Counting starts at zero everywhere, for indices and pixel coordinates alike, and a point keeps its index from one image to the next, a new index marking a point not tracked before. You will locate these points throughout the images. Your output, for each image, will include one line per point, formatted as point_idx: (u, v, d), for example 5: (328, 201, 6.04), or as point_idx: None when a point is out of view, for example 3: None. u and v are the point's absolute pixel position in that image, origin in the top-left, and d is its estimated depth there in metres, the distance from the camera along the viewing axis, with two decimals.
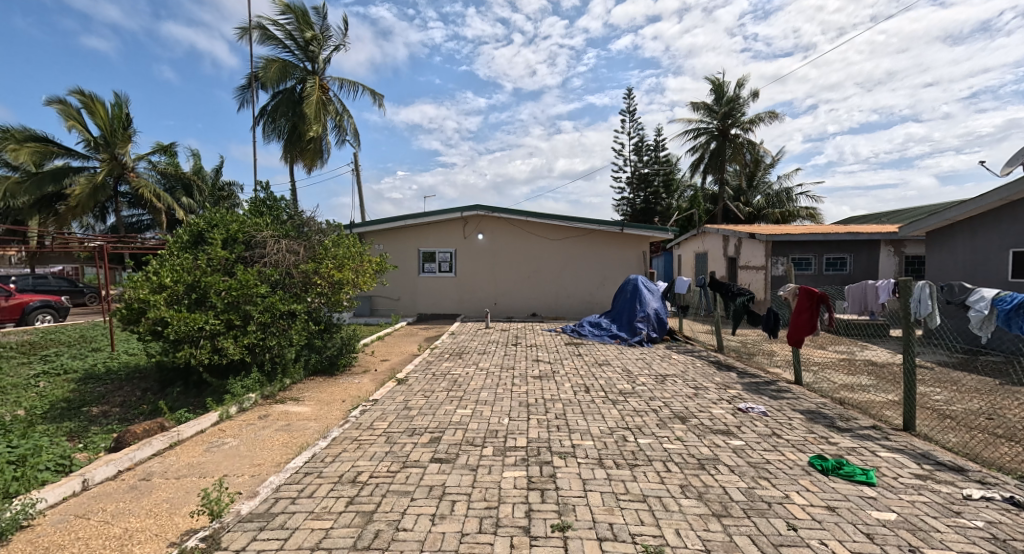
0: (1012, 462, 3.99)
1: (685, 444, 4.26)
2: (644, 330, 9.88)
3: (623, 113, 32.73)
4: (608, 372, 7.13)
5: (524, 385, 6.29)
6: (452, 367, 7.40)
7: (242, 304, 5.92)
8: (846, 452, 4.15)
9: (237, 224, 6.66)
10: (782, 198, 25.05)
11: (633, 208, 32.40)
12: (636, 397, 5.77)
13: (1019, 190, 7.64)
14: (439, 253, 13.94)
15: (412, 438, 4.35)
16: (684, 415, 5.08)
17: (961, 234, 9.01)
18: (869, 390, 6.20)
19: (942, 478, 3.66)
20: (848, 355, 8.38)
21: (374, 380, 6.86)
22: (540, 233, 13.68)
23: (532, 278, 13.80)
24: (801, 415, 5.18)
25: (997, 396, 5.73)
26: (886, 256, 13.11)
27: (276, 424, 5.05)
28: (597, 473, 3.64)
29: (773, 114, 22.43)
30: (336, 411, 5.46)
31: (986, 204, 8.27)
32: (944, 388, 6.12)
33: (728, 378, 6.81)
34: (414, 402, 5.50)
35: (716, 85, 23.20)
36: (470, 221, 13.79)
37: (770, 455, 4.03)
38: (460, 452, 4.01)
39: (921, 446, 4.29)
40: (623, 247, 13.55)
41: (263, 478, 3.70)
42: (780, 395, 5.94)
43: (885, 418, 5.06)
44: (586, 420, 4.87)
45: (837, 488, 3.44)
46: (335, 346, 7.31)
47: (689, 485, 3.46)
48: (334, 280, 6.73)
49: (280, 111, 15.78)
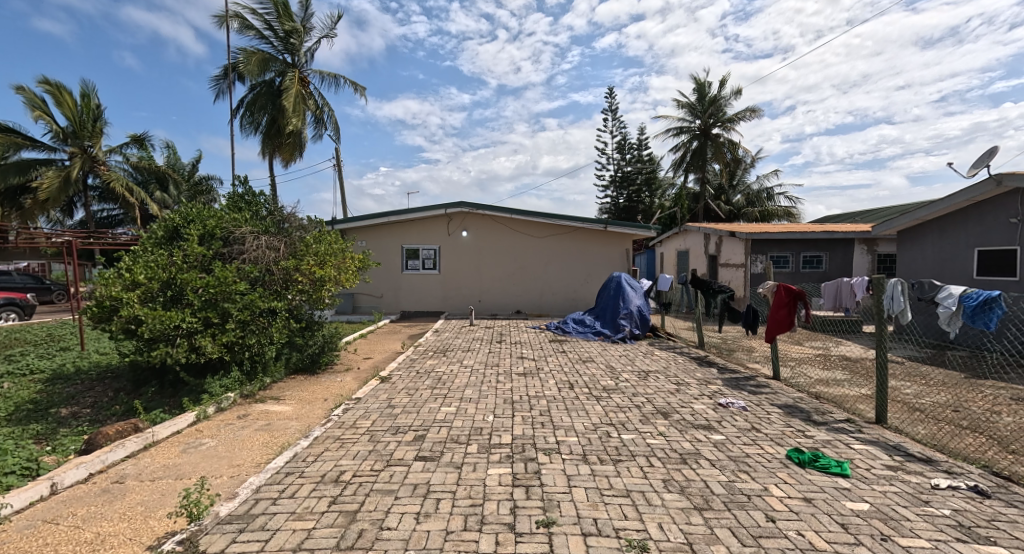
0: (977, 451, 4.15)
1: (668, 439, 4.32)
2: (627, 327, 9.98)
3: (606, 112, 32.88)
4: (592, 368, 7.19)
5: (509, 382, 6.31)
6: (437, 364, 7.37)
7: (220, 302, 5.81)
8: (822, 444, 4.26)
9: (214, 220, 6.52)
10: (761, 197, 25.63)
11: (615, 206, 32.67)
12: (619, 393, 5.84)
13: (983, 191, 7.92)
14: (423, 250, 13.84)
15: (396, 437, 4.31)
16: (666, 411, 5.16)
17: (931, 233, 9.31)
18: (843, 384, 6.38)
19: (911, 469, 3.79)
20: (823, 350, 8.61)
21: (357, 378, 6.79)
22: (525, 230, 13.69)
23: (517, 275, 13.80)
24: (780, 409, 5.29)
25: (963, 389, 5.95)
26: (860, 255, 13.47)
27: (256, 423, 4.97)
28: (582, 469, 3.67)
29: (753, 113, 22.80)
30: (319, 410, 5.40)
31: (953, 205, 8.56)
32: (913, 382, 6.33)
33: (709, 374, 6.94)
34: (399, 400, 5.47)
35: (698, 85, 23.49)
36: (454, 218, 13.72)
37: (749, 449, 4.12)
38: (444, 450, 4.00)
39: (892, 438, 4.43)
40: (607, 244, 13.65)
41: (243, 479, 3.63)
42: (759, 390, 6.07)
43: (859, 412, 5.21)
44: (571, 417, 4.90)
45: (813, 479, 3.54)
46: (317, 344, 7.24)
47: (672, 479, 3.52)
48: (315, 277, 6.62)
49: (259, 104, 15.48)
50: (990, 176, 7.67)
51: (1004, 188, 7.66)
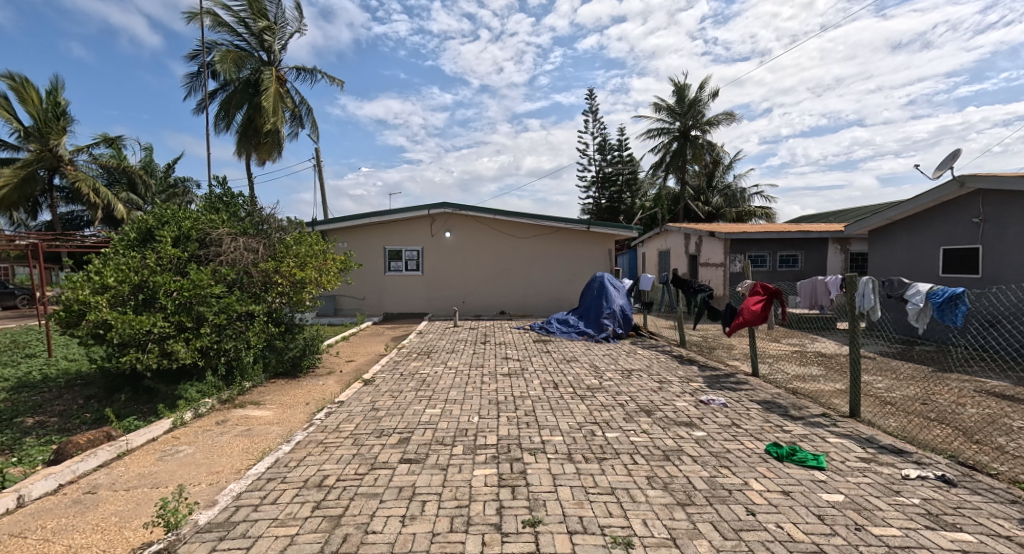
0: (945, 443, 4.31)
1: (652, 436, 4.41)
2: (611, 326, 10.10)
3: (587, 113, 33.24)
4: (577, 368, 7.27)
5: (493, 383, 6.33)
6: (420, 366, 7.33)
7: (195, 305, 5.70)
8: (799, 439, 4.40)
9: (190, 221, 6.42)
10: (738, 198, 26.16)
11: (597, 207, 33.02)
12: (603, 392, 5.92)
13: (948, 192, 8.22)
14: (406, 251, 13.77)
15: (380, 439, 4.31)
16: (649, 409, 5.25)
17: (900, 233, 9.64)
18: (819, 380, 6.57)
19: (883, 460, 3.94)
20: (800, 347, 8.85)
21: (339, 381, 6.74)
22: (509, 231, 13.74)
23: (501, 276, 13.85)
24: (759, 405, 5.43)
25: (931, 382, 6.18)
26: (834, 254, 13.80)
27: (236, 429, 4.91)
28: (567, 468, 3.72)
29: (731, 115, 23.26)
30: (300, 414, 5.36)
31: (919, 205, 8.88)
32: (884, 376, 6.56)
33: (691, 371, 7.07)
34: (382, 403, 5.43)
35: (678, 87, 23.87)
36: (438, 219, 13.70)
37: (730, 444, 4.23)
38: (429, 452, 4.01)
39: (865, 431, 4.58)
40: (591, 245, 13.76)
41: (222, 486, 3.59)
42: (739, 387, 6.22)
43: (834, 406, 5.38)
44: (556, 416, 4.96)
45: (791, 473, 3.66)
46: (298, 347, 7.17)
47: (655, 476, 3.59)
48: (295, 279, 6.55)
49: (234, 102, 15.20)
50: (953, 177, 7.96)
51: (967, 189, 7.97)
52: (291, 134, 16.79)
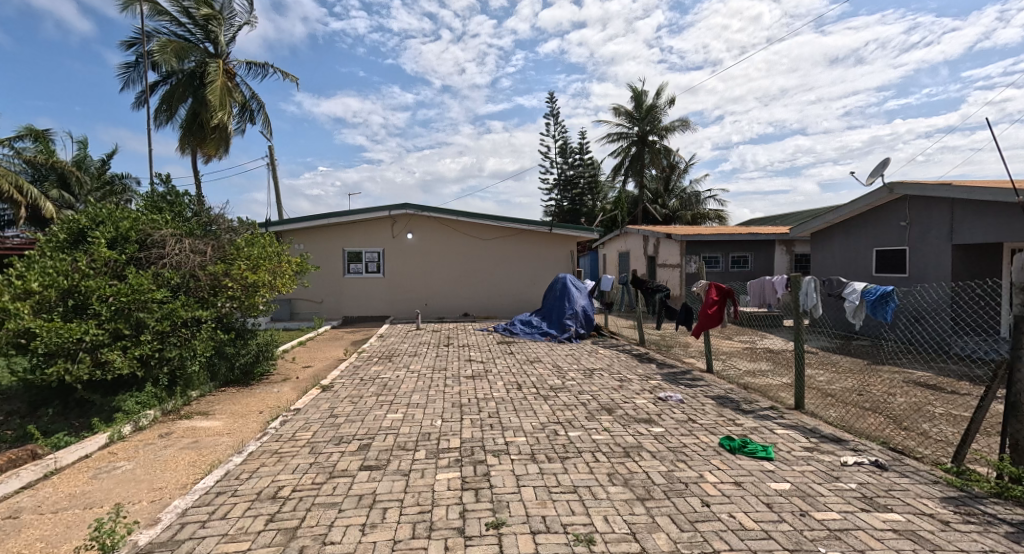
0: (879, 430, 4.66)
1: (612, 434, 4.55)
2: (573, 327, 10.28)
3: (549, 117, 33.66)
4: (540, 368, 7.38)
5: (456, 386, 6.35)
6: (382, 371, 7.26)
7: (133, 311, 5.44)
8: (749, 431, 4.64)
9: (129, 221, 6.09)
10: (693, 201, 27.11)
11: (559, 209, 33.47)
12: (566, 392, 6.05)
13: (879, 198, 8.84)
14: (366, 253, 13.56)
15: (339, 447, 4.26)
16: (610, 407, 5.41)
17: (837, 235, 10.29)
18: (768, 374, 6.94)
19: (824, 449, 4.22)
20: (750, 343, 9.30)
21: (295, 388, 6.60)
22: (472, 233, 13.76)
23: (464, 278, 13.85)
24: (713, 400, 5.68)
25: (867, 374, 6.65)
26: (780, 255, 14.57)
27: (181, 442, 4.73)
28: (530, 468, 3.80)
29: (686, 122, 24.10)
30: (253, 424, 5.21)
31: (854, 210, 9.51)
32: (825, 369, 7.00)
33: (650, 369, 7.32)
34: (341, 409, 5.36)
35: (636, 93, 24.55)
36: (399, 220, 13.57)
37: (686, 439, 4.42)
38: (390, 457, 4.00)
39: (808, 422, 4.89)
40: (553, 246, 13.95)
41: (165, 503, 3.47)
42: (695, 383, 6.49)
43: (781, 399, 5.70)
44: (519, 417, 5.04)
45: (742, 464, 3.87)
46: (250, 354, 6.99)
47: (616, 472, 3.72)
48: (248, 283, 6.39)
49: (176, 95, 14.55)
50: (883, 184, 8.58)
51: (895, 195, 8.60)
52: (239, 129, 16.23)
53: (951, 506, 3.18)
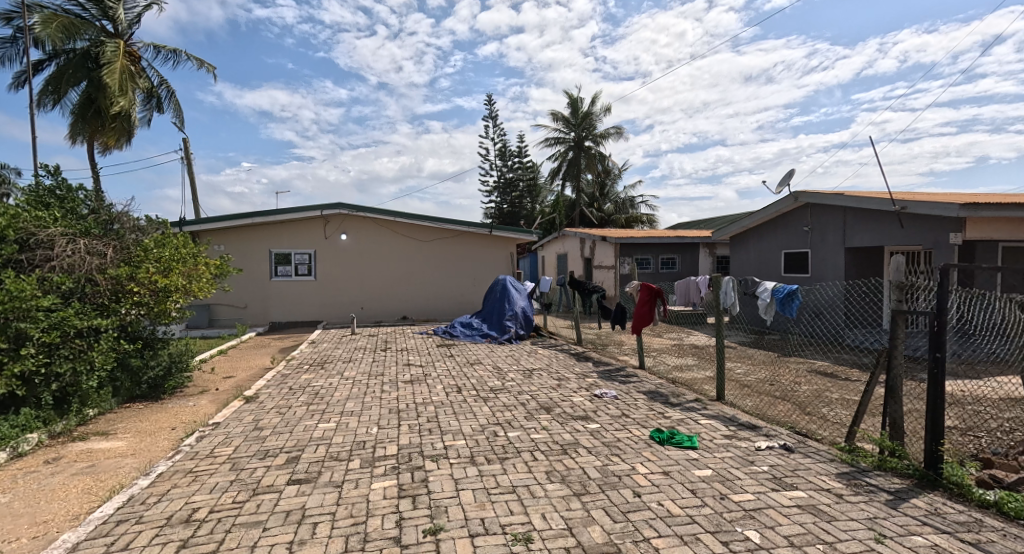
0: (788, 416, 5.15)
1: (550, 432, 4.71)
2: (513, 328, 10.43)
3: (488, 119, 33.86)
4: (479, 370, 7.45)
5: (394, 391, 6.27)
6: (313, 379, 7.02)
7: (11, 323, 4.66)
8: (677, 423, 4.97)
9: (6, 218, 5.29)
10: (627, 206, 28.25)
11: (499, 212, 33.71)
12: (505, 393, 6.15)
13: (786, 205, 9.71)
14: (295, 254, 13.03)
15: (264, 462, 4.10)
16: (549, 405, 5.58)
17: (752, 239, 11.17)
18: (693, 369, 7.43)
19: (742, 436, 4.61)
20: (678, 340, 9.88)
21: (214, 401, 6.25)
22: (410, 234, 13.59)
23: (402, 280, 13.64)
24: (644, 395, 6.01)
25: (778, 365, 7.30)
26: (703, 257, 15.57)
27: (73, 468, 4.28)
28: (469, 471, 3.86)
29: (619, 129, 25.12)
30: (162, 442, 4.88)
31: (766, 216, 10.37)
32: (743, 362, 7.60)
33: (586, 368, 7.59)
34: (266, 421, 5.14)
35: (572, 100, 25.27)
36: (332, 221, 13.14)
37: (620, 433, 4.66)
38: (322, 469, 3.91)
39: (729, 412, 5.31)
40: (491, 248, 14.04)
41: (51, 537, 3.12)
42: (628, 379, 6.82)
43: (705, 392, 6.13)
44: (458, 420, 5.09)
45: (670, 454, 4.15)
46: (161, 366, 6.57)
47: (553, 470, 3.87)
48: (157, 287, 5.94)
49: (67, 76, 13.19)
50: (790, 193, 9.43)
51: (800, 202, 9.49)
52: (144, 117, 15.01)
53: (844, 480, 3.59)
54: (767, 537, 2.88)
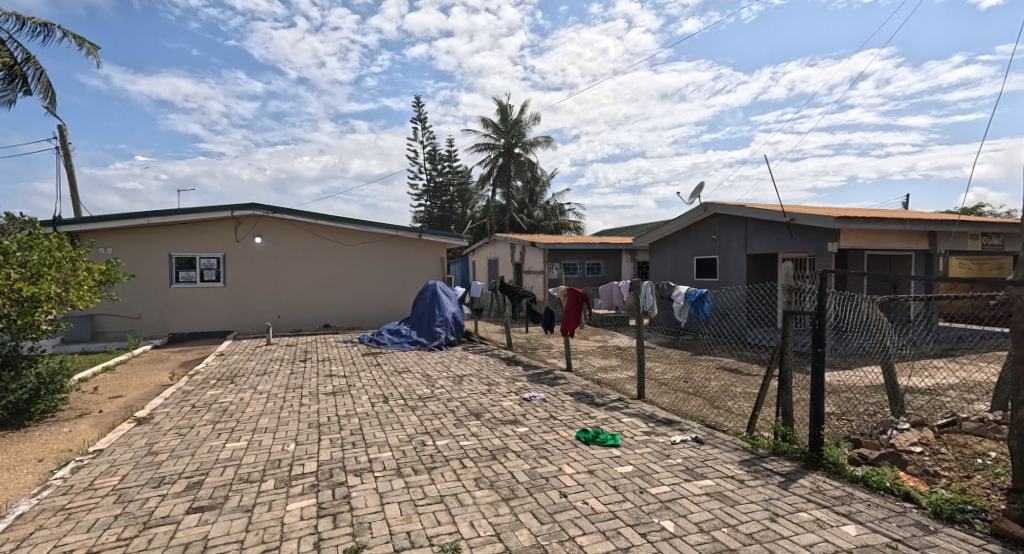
0: (700, 410, 5.57)
1: (480, 438, 4.75)
2: (443, 334, 10.36)
3: (418, 122, 33.41)
4: (407, 379, 7.32)
5: (314, 404, 6.01)
6: (221, 395, 6.54)
7: None
8: (601, 422, 5.20)
9: None
10: (556, 213, 29.00)
11: (429, 216, 33.31)
12: (434, 400, 6.11)
13: (698, 215, 10.49)
14: (201, 259, 12.12)
15: (157, 490, 3.73)
16: (478, 411, 5.62)
17: (668, 246, 11.93)
18: (617, 370, 7.79)
19: (660, 431, 4.92)
20: (603, 342, 10.31)
21: (98, 425, 5.63)
22: (331, 237, 13.10)
23: (322, 286, 13.10)
24: (571, 397, 6.22)
25: (692, 363, 7.85)
26: (626, 262, 16.37)
27: None
28: (395, 483, 3.81)
29: (548, 138, 25.79)
30: (25, 476, 4.16)
31: (680, 225, 11.13)
32: (661, 361, 8.10)
33: (515, 372, 7.70)
34: (163, 445, 4.72)
35: (502, 107, 25.60)
36: (244, 223, 12.37)
37: (548, 435, 4.80)
38: (229, 493, 3.66)
39: (648, 409, 5.64)
40: (419, 253, 13.84)
41: None
42: (556, 382, 7.02)
43: (627, 391, 6.46)
44: (384, 431, 4.99)
45: (595, 453, 4.34)
46: (28, 387, 5.67)
47: (482, 476, 3.91)
48: (21, 296, 5.18)
49: None
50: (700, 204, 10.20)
51: (709, 213, 10.28)
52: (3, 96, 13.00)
53: (746, 467, 3.95)
54: (681, 525, 3.10)
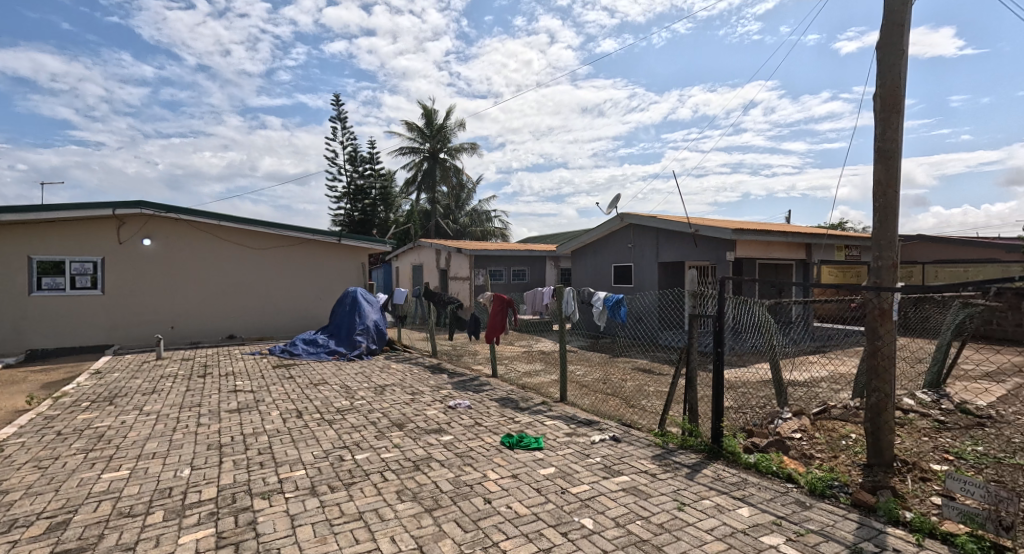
0: (618, 410, 5.87)
1: (402, 449, 4.66)
2: (364, 343, 10.03)
3: (338, 122, 32.14)
4: (323, 391, 6.99)
5: (214, 424, 5.56)
6: (95, 420, 5.83)
7: None
8: (525, 426, 5.31)
9: None
10: (481, 219, 29.17)
11: (350, 220, 32.08)
12: (354, 413, 5.89)
13: (615, 224, 11.06)
14: (75, 262, 10.74)
15: (9, 535, 3.20)
16: (401, 422, 5.51)
17: (588, 253, 12.44)
18: (541, 374, 7.99)
19: (580, 432, 5.12)
20: (527, 348, 10.51)
21: None
22: (235, 241, 12.21)
23: (224, 293, 12.18)
24: (496, 403, 6.29)
25: (610, 365, 8.25)
26: (550, 269, 16.81)
27: None
28: (309, 503, 3.64)
29: (473, 145, 25.93)
30: None
31: (599, 234, 11.66)
32: (582, 364, 8.42)
33: (440, 380, 7.63)
34: (21, 480, 4.10)
35: (427, 111, 25.39)
36: (130, 222, 11.14)
37: (473, 442, 4.82)
38: (109, 530, 3.27)
39: (570, 411, 5.85)
40: (334, 258, 13.29)
41: None
42: (481, 388, 7.05)
43: (549, 395, 6.65)
44: (297, 449, 4.74)
45: (519, 457, 4.43)
46: None
47: (405, 489, 3.85)
48: None
49: None
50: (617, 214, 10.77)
51: (625, 222, 10.88)
52: None
53: (657, 461, 4.23)
54: (599, 521, 3.25)
